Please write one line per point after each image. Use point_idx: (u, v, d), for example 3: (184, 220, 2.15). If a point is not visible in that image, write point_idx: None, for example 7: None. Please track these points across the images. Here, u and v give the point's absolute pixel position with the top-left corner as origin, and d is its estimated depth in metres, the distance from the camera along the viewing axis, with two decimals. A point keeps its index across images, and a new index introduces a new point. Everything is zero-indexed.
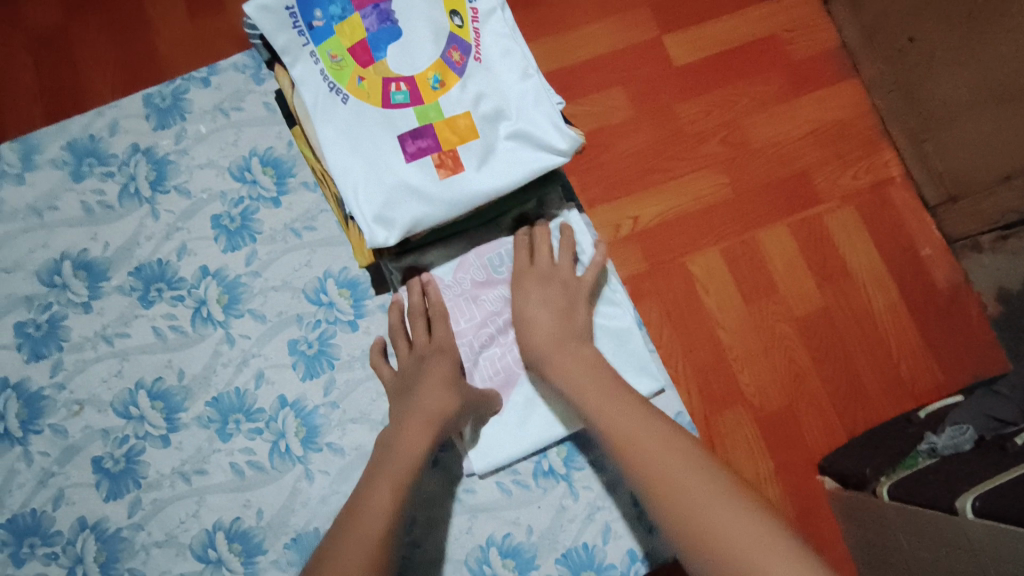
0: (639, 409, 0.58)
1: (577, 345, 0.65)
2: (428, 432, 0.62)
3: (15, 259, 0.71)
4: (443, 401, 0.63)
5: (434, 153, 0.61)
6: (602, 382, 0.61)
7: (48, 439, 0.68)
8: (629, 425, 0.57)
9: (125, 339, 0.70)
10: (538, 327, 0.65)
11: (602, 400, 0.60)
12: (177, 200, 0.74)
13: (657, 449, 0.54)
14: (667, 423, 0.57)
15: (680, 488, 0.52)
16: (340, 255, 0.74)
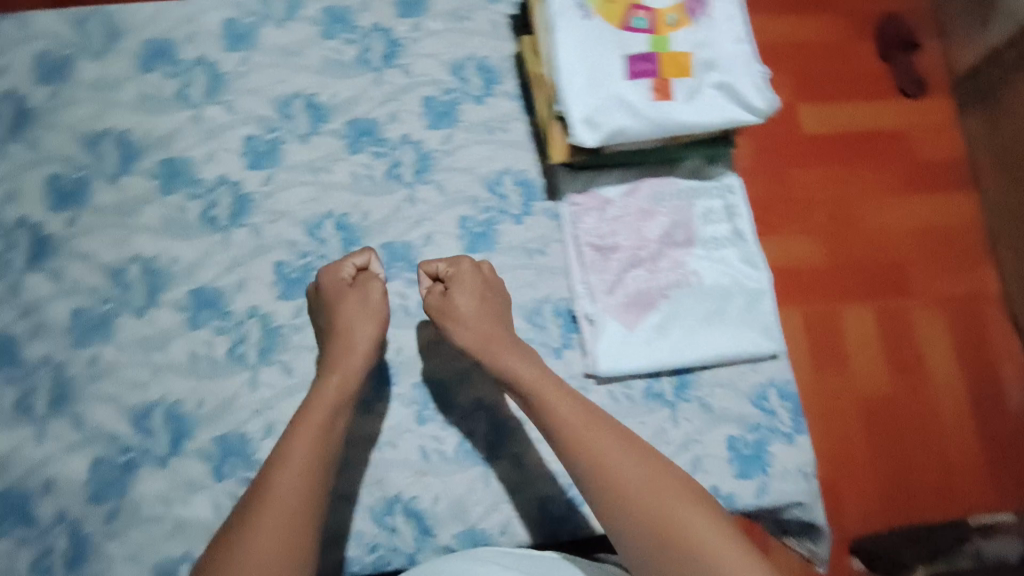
0: (589, 414, 0.61)
1: (511, 341, 0.68)
2: (350, 382, 0.66)
3: (258, 84, 0.84)
4: (357, 334, 0.69)
5: (652, 79, 0.70)
6: (551, 380, 0.64)
7: (246, 234, 0.78)
8: (587, 434, 0.59)
9: (327, 174, 0.81)
10: (473, 321, 0.69)
11: (559, 403, 0.62)
12: (400, 76, 0.85)
13: (624, 465, 0.57)
14: (621, 435, 0.60)
15: (649, 503, 0.55)
16: (524, 158, 0.83)
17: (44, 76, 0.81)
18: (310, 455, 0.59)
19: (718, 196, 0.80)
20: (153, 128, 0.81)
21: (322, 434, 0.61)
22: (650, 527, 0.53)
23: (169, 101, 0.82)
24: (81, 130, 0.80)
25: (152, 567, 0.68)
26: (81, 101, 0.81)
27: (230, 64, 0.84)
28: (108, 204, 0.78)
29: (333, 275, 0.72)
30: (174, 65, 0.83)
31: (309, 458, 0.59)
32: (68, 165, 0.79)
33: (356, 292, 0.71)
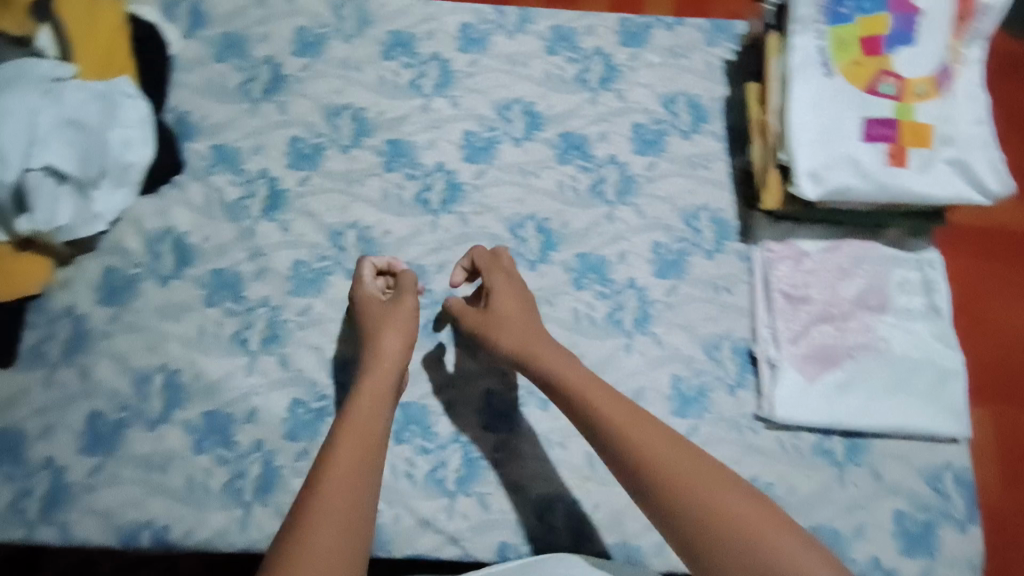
0: (631, 408, 0.60)
1: (548, 342, 0.67)
2: (383, 387, 0.63)
3: (483, 86, 0.89)
4: (387, 348, 0.67)
5: (886, 144, 0.72)
6: (589, 375, 0.63)
7: (454, 221, 0.83)
8: (631, 427, 0.58)
9: (535, 179, 0.85)
10: (513, 323, 0.69)
11: (601, 398, 0.61)
12: (614, 100, 0.89)
13: (670, 455, 0.56)
14: (660, 428, 0.59)
15: (694, 497, 0.53)
16: (722, 198, 0.85)
17: (300, 49, 0.89)
18: (354, 450, 0.57)
19: (917, 272, 0.80)
20: (385, 110, 0.87)
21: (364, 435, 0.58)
22: (698, 521, 0.52)
23: (403, 88, 0.88)
24: (324, 102, 0.87)
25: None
26: (326, 76, 0.88)
27: (461, 64, 0.90)
28: (336, 171, 0.84)
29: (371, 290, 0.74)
30: (411, 57, 0.90)
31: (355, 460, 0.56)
32: (308, 130, 0.86)
33: (391, 305, 0.71)
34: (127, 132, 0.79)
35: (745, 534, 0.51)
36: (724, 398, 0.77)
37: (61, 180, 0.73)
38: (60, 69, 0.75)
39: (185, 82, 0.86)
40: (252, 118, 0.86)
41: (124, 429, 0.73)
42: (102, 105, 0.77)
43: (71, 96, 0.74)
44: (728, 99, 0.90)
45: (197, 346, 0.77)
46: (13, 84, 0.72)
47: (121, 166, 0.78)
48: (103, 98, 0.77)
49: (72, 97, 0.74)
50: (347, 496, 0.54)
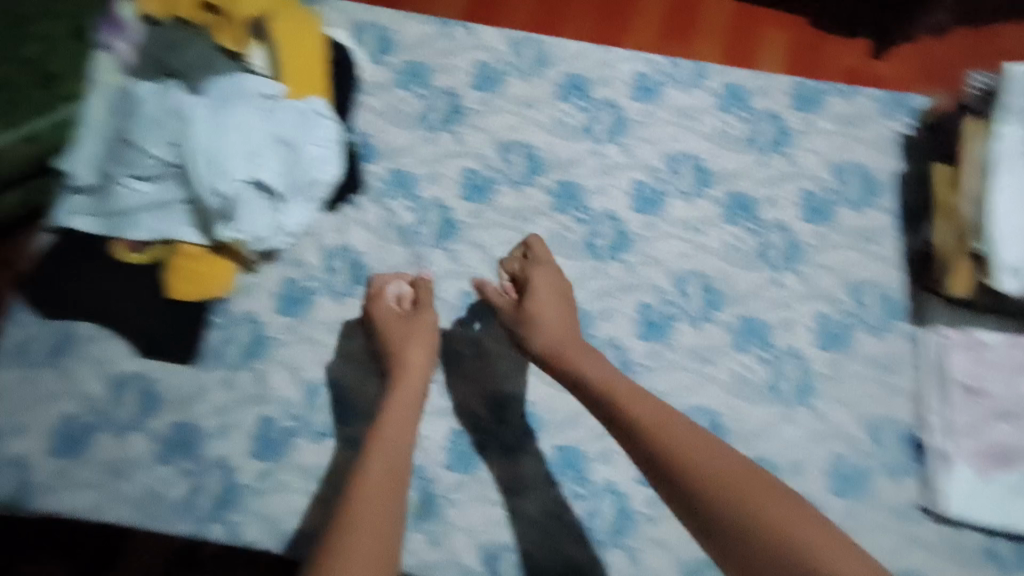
0: (660, 409, 0.60)
1: (580, 345, 0.69)
2: (410, 398, 0.66)
3: (655, 137, 0.89)
4: (409, 354, 0.70)
5: None
6: (622, 380, 0.64)
7: (621, 270, 0.84)
8: (661, 428, 0.58)
9: (702, 237, 0.85)
10: (545, 319, 0.70)
11: (633, 400, 0.61)
12: (783, 163, 0.88)
13: (704, 458, 0.56)
14: (691, 431, 0.59)
15: (721, 493, 0.54)
16: (892, 275, 0.84)
17: (477, 83, 0.90)
18: (386, 461, 0.59)
19: None
20: (557, 150, 0.87)
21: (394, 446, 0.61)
22: (737, 519, 0.52)
23: (576, 130, 0.89)
24: (498, 137, 0.87)
25: (483, 546, 0.73)
26: (501, 111, 0.89)
27: (634, 113, 0.90)
28: (507, 207, 0.85)
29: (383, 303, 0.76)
30: (586, 101, 0.90)
31: (384, 472, 0.58)
32: (480, 163, 0.86)
33: (406, 321, 0.74)
34: (319, 146, 0.79)
35: (772, 530, 0.51)
36: (887, 484, 0.76)
37: (264, 193, 0.77)
38: (268, 86, 0.78)
39: (368, 104, 0.88)
40: (427, 146, 0.87)
41: (293, 438, 0.76)
42: (301, 120, 0.79)
43: (279, 113, 0.78)
44: (901, 174, 0.89)
45: (364, 366, 0.79)
46: (231, 100, 0.77)
47: (312, 180, 0.79)
48: (302, 114, 0.79)
49: (280, 114, 0.77)
50: (385, 476, 0.58)
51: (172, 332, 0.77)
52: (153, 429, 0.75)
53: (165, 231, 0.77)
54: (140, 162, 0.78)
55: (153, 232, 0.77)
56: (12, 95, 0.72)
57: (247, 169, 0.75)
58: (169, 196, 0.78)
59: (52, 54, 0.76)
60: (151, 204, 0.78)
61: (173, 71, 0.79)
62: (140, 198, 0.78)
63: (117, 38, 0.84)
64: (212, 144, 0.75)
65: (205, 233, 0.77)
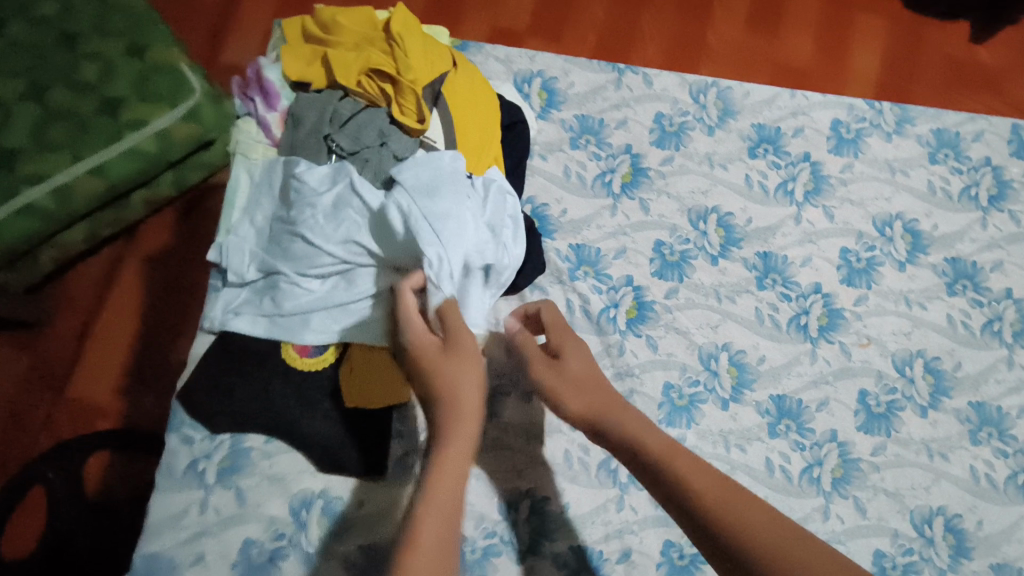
0: (719, 481, 0.46)
1: (621, 403, 0.54)
2: (462, 445, 0.47)
3: (859, 197, 0.80)
4: (469, 382, 0.50)
5: None
6: (671, 442, 0.49)
7: (834, 352, 0.75)
8: (724, 508, 0.44)
9: (922, 310, 0.77)
10: (583, 379, 0.56)
11: (691, 472, 0.47)
12: (1007, 222, 0.80)
13: (780, 548, 0.41)
14: (761, 510, 0.44)
15: None
16: None
17: (658, 138, 0.81)
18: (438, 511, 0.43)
19: None
20: (753, 217, 0.79)
21: (450, 492, 0.44)
22: None
23: (773, 192, 0.80)
24: (688, 204, 0.79)
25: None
26: (690, 172, 0.80)
27: (833, 169, 0.81)
28: (705, 284, 0.76)
29: (420, 328, 0.55)
30: (780, 156, 0.81)
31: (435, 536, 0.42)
32: (673, 235, 0.77)
33: (455, 350, 0.52)
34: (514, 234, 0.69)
35: None
36: None
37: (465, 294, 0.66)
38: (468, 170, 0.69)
39: (540, 168, 0.79)
40: (612, 216, 0.78)
41: (492, 557, 0.67)
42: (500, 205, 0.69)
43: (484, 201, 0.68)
44: None
45: (563, 473, 0.71)
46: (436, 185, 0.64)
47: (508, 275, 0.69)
48: (499, 199, 0.69)
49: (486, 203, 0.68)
50: (436, 547, 0.41)
51: (358, 448, 0.66)
52: (342, 552, 0.65)
53: (344, 332, 0.67)
54: (311, 253, 0.66)
55: (329, 332, 0.67)
56: (75, 124, 0.72)
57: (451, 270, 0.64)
58: (348, 290, 0.66)
59: (111, 79, 0.74)
60: (328, 301, 0.66)
61: (343, 150, 0.70)
62: (315, 295, 0.67)
63: (265, 107, 0.73)
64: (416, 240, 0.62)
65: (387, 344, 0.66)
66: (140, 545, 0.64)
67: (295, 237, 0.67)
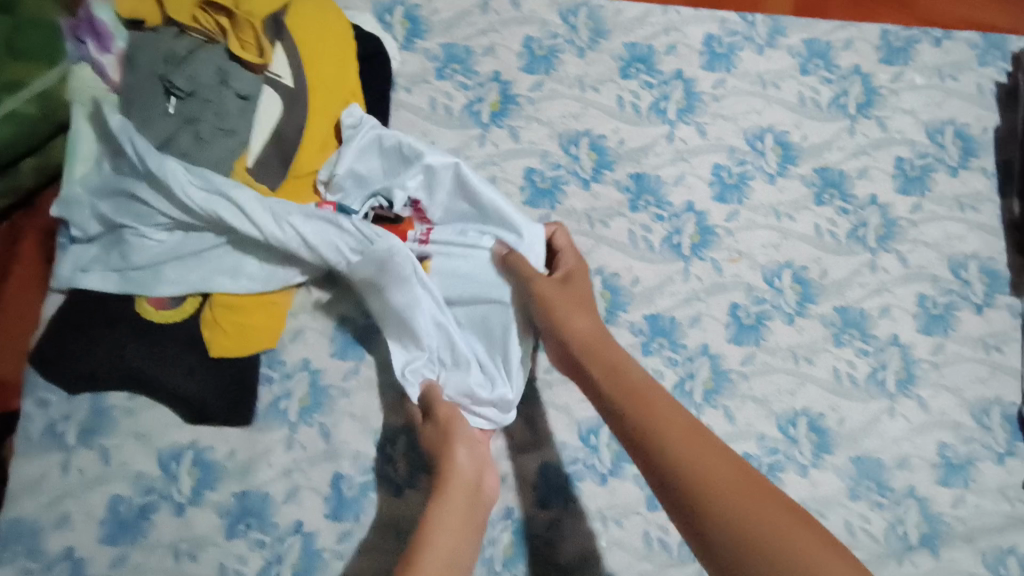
0: (680, 418, 0.52)
1: (612, 348, 0.61)
2: (459, 490, 0.59)
3: (732, 111, 0.80)
4: (461, 446, 0.61)
5: None
6: (646, 385, 0.56)
7: (706, 268, 0.77)
8: (676, 432, 0.51)
9: (790, 222, 0.78)
10: (576, 327, 0.62)
11: (660, 406, 0.54)
12: (875, 128, 0.81)
13: (708, 459, 0.49)
14: (703, 437, 0.51)
15: (712, 488, 0.47)
16: (992, 246, 0.79)
17: (529, 63, 0.79)
18: (452, 531, 0.55)
19: None
20: (626, 138, 0.78)
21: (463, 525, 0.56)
22: (731, 517, 0.45)
23: (645, 113, 0.79)
24: (559, 128, 0.78)
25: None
26: (561, 97, 0.79)
27: (706, 85, 0.81)
28: (577, 209, 0.76)
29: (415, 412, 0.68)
30: (653, 75, 0.80)
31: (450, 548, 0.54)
32: (544, 161, 0.77)
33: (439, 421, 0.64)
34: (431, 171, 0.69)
35: (762, 533, 0.43)
36: (991, 466, 0.74)
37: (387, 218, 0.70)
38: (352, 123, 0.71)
39: (406, 102, 0.77)
40: (481, 146, 0.77)
41: (370, 493, 0.69)
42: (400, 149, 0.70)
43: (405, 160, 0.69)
44: (998, 131, 0.82)
45: None
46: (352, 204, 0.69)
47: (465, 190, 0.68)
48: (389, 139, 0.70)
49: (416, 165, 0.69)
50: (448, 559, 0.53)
51: (219, 397, 0.68)
52: (215, 502, 0.68)
53: (199, 284, 0.68)
54: (160, 212, 0.67)
55: (187, 284, 0.68)
56: None
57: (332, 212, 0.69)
58: (205, 246, 0.69)
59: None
60: (183, 255, 0.68)
61: (181, 91, 0.65)
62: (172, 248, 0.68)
63: (98, 50, 0.68)
64: (283, 228, 0.65)
65: (252, 297, 0.69)
66: (4, 511, 0.66)
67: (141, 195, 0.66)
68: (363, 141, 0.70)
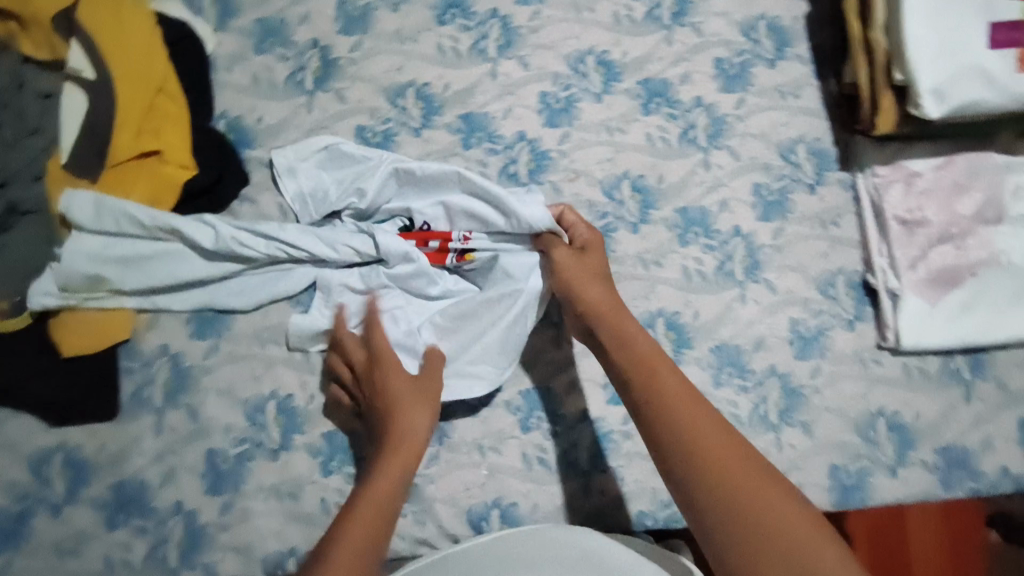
0: (685, 391, 0.60)
1: (623, 319, 0.67)
2: (404, 460, 0.65)
3: (550, 40, 0.82)
4: (416, 425, 0.67)
5: (1019, 48, 0.68)
6: (653, 355, 0.63)
7: (547, 192, 0.79)
8: (679, 401, 0.59)
9: (622, 134, 0.80)
10: (593, 295, 0.68)
11: (665, 375, 0.61)
12: (691, 35, 0.83)
13: (708, 431, 0.57)
14: (703, 410, 0.58)
15: (707, 453, 0.55)
16: (818, 126, 0.81)
17: (345, 26, 0.81)
18: (372, 506, 0.60)
19: None
20: (451, 82, 0.81)
21: (387, 498, 0.61)
22: (716, 478, 0.54)
23: (466, 55, 0.81)
24: (384, 83, 0.80)
25: (467, 512, 0.73)
26: (381, 53, 0.81)
27: (522, 18, 0.82)
28: (411, 156, 0.79)
29: (351, 348, 0.71)
30: (469, 18, 0.82)
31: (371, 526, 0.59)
32: (373, 116, 0.79)
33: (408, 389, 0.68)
34: (447, 204, 0.74)
35: (739, 497, 0.53)
36: (844, 333, 0.78)
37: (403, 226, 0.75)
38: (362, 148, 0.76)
39: (226, 81, 0.78)
40: (309, 112, 0.79)
41: (247, 462, 0.72)
42: (409, 171, 0.74)
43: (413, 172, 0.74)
44: (809, 16, 0.84)
45: (302, 367, 0.74)
46: (374, 222, 0.76)
47: (477, 211, 0.72)
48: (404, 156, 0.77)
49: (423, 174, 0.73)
50: (368, 535, 0.58)
51: (81, 393, 0.70)
52: (91, 497, 0.70)
53: (203, 297, 0.73)
54: (158, 249, 0.71)
55: (192, 300, 0.73)
56: None
57: (203, 210, 0.74)
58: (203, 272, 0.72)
59: None
60: (180, 284, 0.72)
61: None
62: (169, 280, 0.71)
63: None
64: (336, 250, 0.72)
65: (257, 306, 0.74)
66: None
67: (133, 241, 0.71)
68: (190, 125, 0.74)
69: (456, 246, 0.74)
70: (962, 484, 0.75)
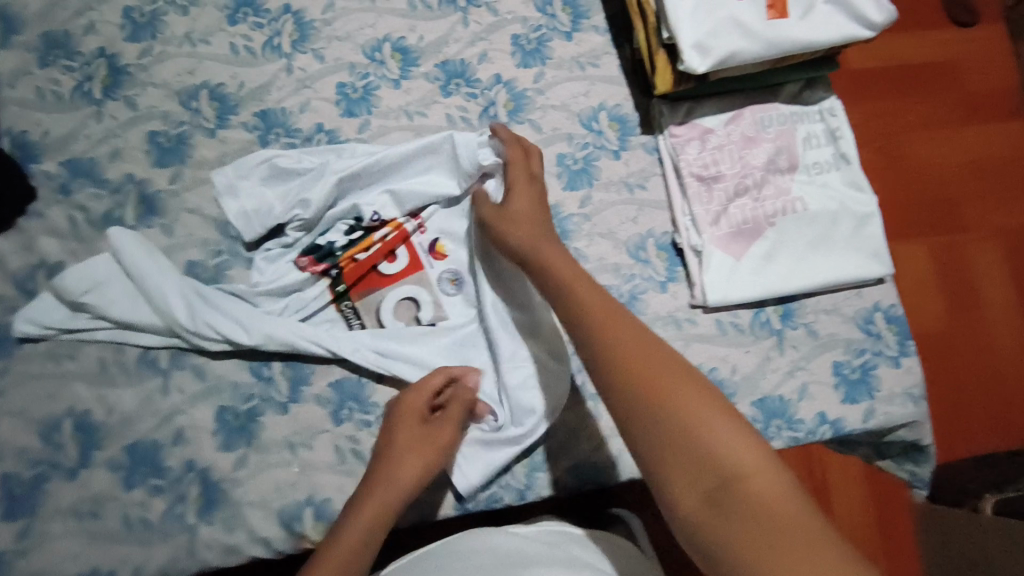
0: (602, 300, 0.55)
1: (547, 243, 0.64)
2: (380, 520, 0.63)
3: (345, 31, 0.82)
4: (398, 482, 0.65)
5: None
6: (570, 271, 0.60)
7: None
8: (596, 307, 0.55)
9: (422, 118, 0.80)
10: (513, 224, 0.68)
11: (579, 288, 0.57)
12: (486, 14, 0.83)
13: (626, 331, 0.52)
14: (620, 315, 0.54)
15: (620, 348, 0.51)
16: (617, 93, 0.82)
17: (133, 33, 0.80)
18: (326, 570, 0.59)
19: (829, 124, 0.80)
20: (245, 80, 0.80)
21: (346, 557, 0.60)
22: (629, 373, 0.49)
23: (260, 53, 0.81)
24: (176, 87, 0.79)
25: (278, 514, 0.71)
26: (173, 57, 0.80)
27: (316, 13, 0.82)
28: (208, 158, 0.78)
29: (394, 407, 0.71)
30: (261, 16, 0.82)
31: None
32: (166, 121, 0.78)
33: (419, 442, 0.68)
34: (393, 190, 0.78)
35: (648, 388, 0.48)
36: (657, 295, 0.76)
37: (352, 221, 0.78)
38: (300, 158, 0.77)
39: (10, 97, 0.77)
40: (98, 121, 0.78)
41: (42, 485, 0.70)
42: (355, 173, 0.76)
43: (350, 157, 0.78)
44: None
45: (101, 381, 0.73)
46: (320, 231, 0.78)
47: (431, 194, 0.78)
48: (336, 151, 0.78)
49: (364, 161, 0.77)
50: None
51: None
52: None
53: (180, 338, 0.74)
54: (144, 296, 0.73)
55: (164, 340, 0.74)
56: None
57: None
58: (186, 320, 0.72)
59: None
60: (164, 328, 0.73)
61: None
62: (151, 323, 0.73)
63: None
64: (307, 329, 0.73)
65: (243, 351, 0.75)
66: None
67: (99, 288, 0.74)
68: None
69: (423, 239, 0.79)
70: (781, 435, 0.73)
